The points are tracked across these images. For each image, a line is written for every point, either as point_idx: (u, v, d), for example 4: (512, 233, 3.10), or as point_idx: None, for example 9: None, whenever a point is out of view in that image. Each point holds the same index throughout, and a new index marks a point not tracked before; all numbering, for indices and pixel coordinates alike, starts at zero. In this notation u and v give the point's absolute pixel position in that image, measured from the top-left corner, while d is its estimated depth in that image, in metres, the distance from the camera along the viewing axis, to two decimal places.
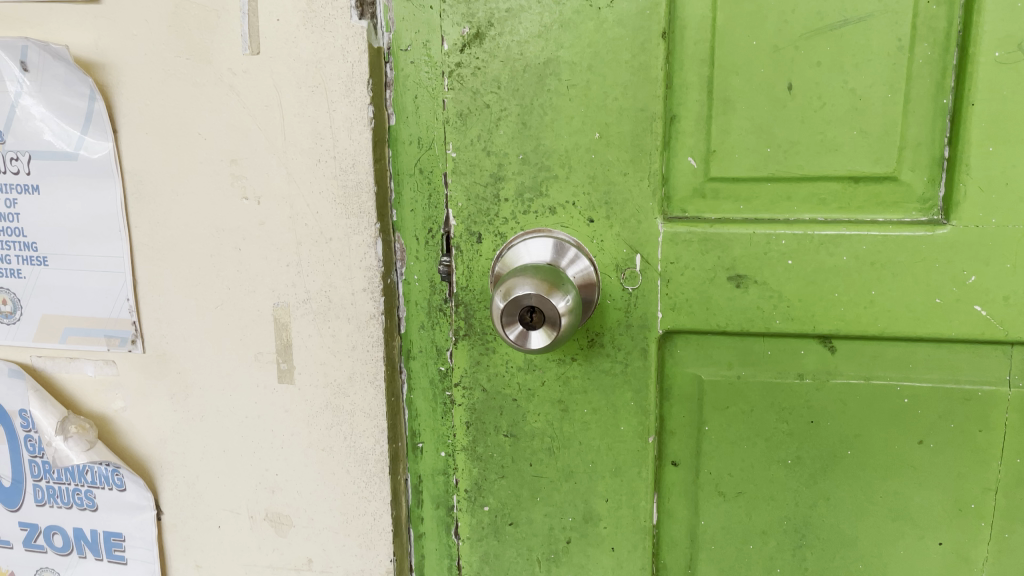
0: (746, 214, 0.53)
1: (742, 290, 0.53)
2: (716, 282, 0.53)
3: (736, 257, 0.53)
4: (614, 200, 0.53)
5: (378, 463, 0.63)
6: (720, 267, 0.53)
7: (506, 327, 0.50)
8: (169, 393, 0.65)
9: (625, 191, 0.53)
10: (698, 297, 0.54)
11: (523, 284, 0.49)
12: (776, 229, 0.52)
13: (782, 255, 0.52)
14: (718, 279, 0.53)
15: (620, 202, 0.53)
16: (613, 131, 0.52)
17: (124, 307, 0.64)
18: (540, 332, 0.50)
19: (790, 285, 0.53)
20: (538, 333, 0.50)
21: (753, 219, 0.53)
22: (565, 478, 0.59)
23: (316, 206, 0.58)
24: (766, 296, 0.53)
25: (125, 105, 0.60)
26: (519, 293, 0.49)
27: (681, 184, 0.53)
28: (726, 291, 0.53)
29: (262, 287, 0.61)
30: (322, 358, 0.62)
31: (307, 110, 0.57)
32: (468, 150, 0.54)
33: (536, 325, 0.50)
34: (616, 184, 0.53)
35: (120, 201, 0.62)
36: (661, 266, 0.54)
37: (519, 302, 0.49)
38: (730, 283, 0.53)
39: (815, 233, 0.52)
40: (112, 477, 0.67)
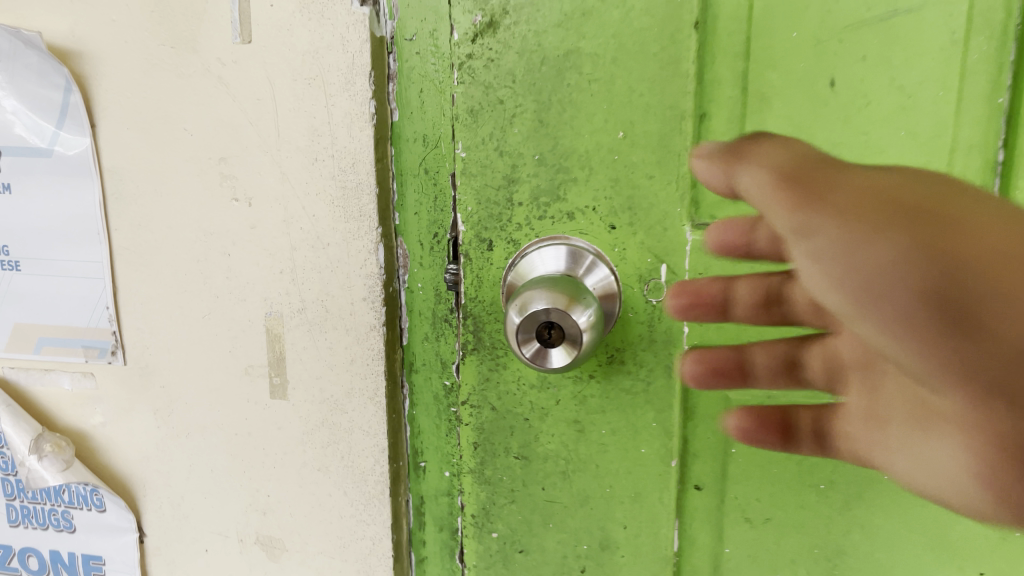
0: None
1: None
2: None
3: None
4: (639, 206, 0.49)
5: (378, 484, 0.58)
6: None
7: (522, 345, 0.46)
8: (152, 408, 0.60)
9: (651, 196, 0.49)
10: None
11: (539, 299, 0.45)
12: None
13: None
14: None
15: (644, 207, 0.49)
16: (639, 130, 0.47)
17: (103, 315, 0.59)
18: (560, 347, 0.46)
19: None
20: (559, 350, 0.46)
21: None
22: (581, 504, 0.55)
23: (312, 208, 0.54)
24: None
25: (105, 97, 0.55)
26: (535, 308, 0.45)
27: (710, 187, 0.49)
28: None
29: (253, 295, 0.57)
30: (318, 373, 0.57)
31: (303, 105, 0.52)
32: (480, 149, 0.50)
33: (556, 341, 0.46)
34: (640, 188, 0.49)
35: (99, 201, 0.57)
36: (688, 277, 0.49)
37: (536, 318, 0.45)
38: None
39: None
40: (91, 497, 0.63)
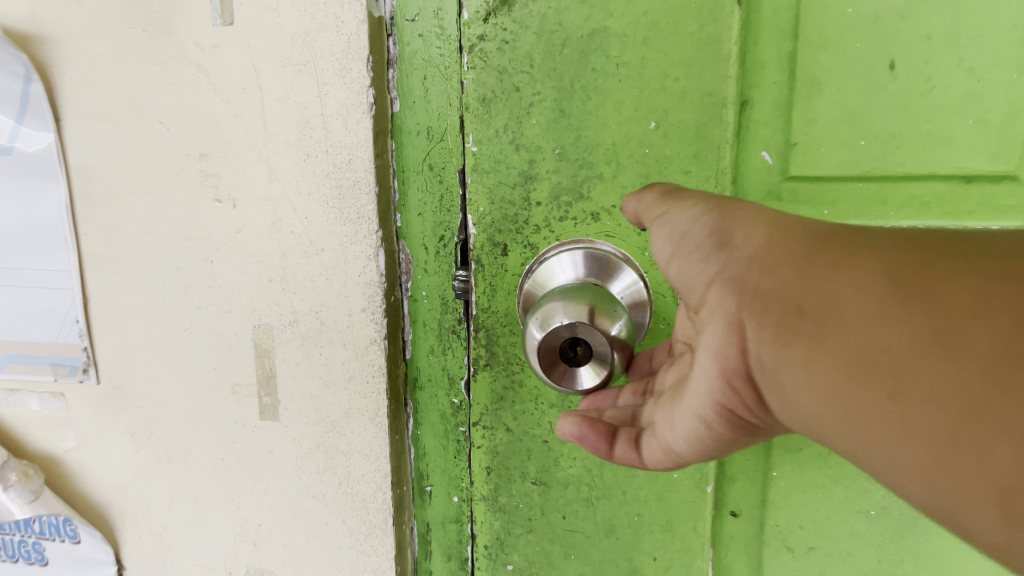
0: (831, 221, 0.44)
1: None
2: None
3: None
4: None
5: (380, 513, 0.53)
6: None
7: (545, 366, 0.41)
8: (130, 431, 0.55)
9: None
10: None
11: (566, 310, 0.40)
12: None
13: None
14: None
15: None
16: (674, 120, 0.42)
17: (73, 330, 0.53)
18: (589, 364, 0.41)
19: None
20: (589, 366, 0.41)
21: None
22: (606, 533, 0.49)
23: (304, 210, 0.48)
24: None
25: (70, 87, 0.49)
26: (558, 325, 0.40)
27: (752, 184, 0.44)
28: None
29: (239, 306, 0.51)
30: (312, 391, 0.52)
31: (292, 94, 0.46)
32: (494, 143, 0.45)
33: (584, 358, 0.41)
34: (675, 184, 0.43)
35: (65, 203, 0.51)
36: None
37: (560, 335, 0.40)
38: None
39: None
40: (63, 528, 0.57)
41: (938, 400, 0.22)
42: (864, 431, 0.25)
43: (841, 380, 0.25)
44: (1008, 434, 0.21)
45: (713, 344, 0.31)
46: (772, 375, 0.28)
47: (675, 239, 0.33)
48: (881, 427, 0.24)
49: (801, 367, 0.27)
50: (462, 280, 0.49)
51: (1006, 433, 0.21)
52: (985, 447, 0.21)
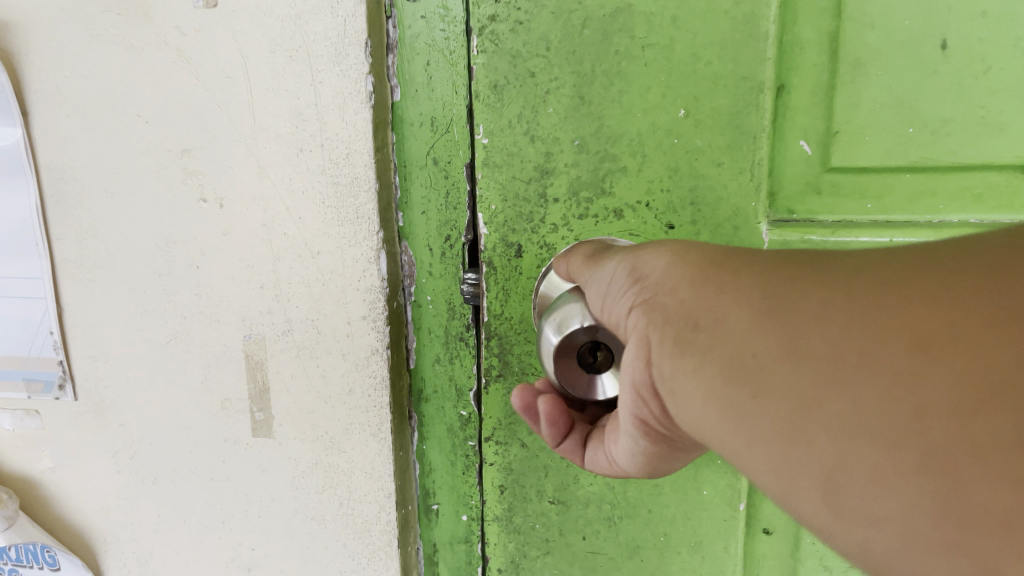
0: (875, 215, 0.40)
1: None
2: None
3: None
4: (703, 199, 0.40)
5: (383, 535, 0.49)
6: None
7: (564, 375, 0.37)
8: (111, 449, 0.51)
9: (719, 187, 0.40)
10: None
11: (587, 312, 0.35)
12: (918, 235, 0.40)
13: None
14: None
15: (710, 203, 0.40)
16: (705, 108, 0.38)
17: (47, 342, 0.49)
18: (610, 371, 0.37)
19: None
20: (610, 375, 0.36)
21: (883, 222, 0.40)
22: (629, 555, 0.46)
23: (298, 209, 0.44)
24: None
25: (37, 78, 0.45)
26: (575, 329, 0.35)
27: (788, 177, 0.41)
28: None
29: (227, 314, 0.47)
30: (309, 405, 0.48)
31: (283, 83, 0.42)
32: (507, 135, 0.41)
33: (604, 365, 0.36)
34: (706, 177, 0.40)
35: (36, 204, 0.47)
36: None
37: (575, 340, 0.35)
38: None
39: None
40: (42, 554, 0.53)
41: (804, 401, 0.19)
42: (741, 448, 0.21)
43: (714, 389, 0.22)
44: (886, 429, 0.18)
45: (626, 361, 0.27)
46: (676, 395, 0.24)
47: (608, 288, 0.30)
48: (756, 440, 0.21)
49: (683, 379, 0.23)
50: (469, 288, 0.46)
51: (874, 432, 0.18)
52: (848, 447, 0.18)
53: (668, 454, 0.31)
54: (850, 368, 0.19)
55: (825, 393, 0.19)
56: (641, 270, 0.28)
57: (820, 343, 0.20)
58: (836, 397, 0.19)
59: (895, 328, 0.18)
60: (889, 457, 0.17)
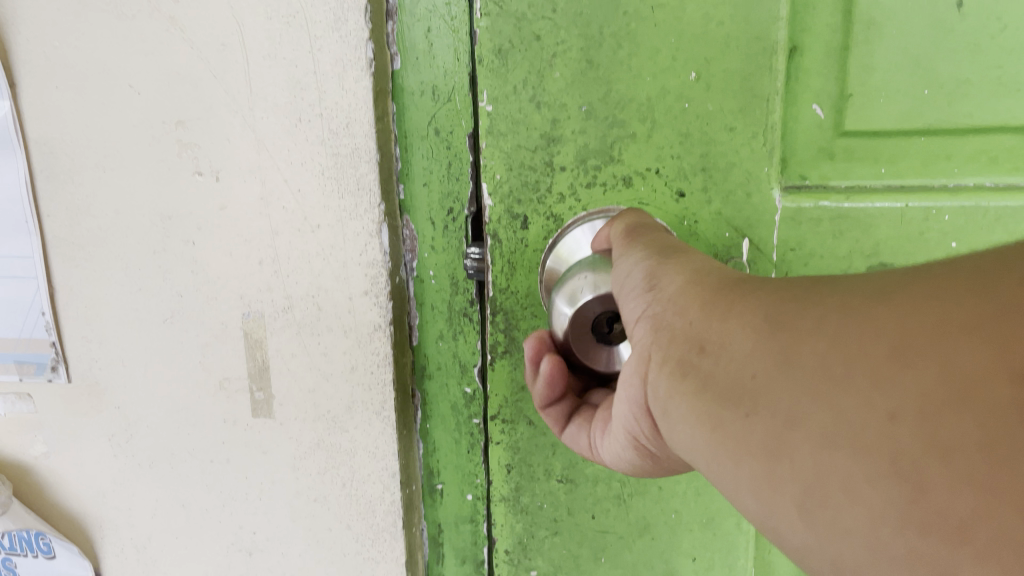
0: (889, 180, 0.39)
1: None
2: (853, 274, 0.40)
3: (881, 240, 0.39)
4: (714, 165, 0.39)
5: (387, 516, 0.48)
6: (859, 254, 0.40)
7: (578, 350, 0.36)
8: (106, 433, 0.49)
9: (730, 152, 0.39)
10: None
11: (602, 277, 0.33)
12: (934, 200, 0.38)
13: (943, 237, 0.39)
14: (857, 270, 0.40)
15: (721, 169, 0.39)
16: (716, 70, 0.38)
17: (39, 323, 0.48)
18: (626, 340, 0.36)
19: None
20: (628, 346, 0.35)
21: (897, 187, 0.39)
22: (639, 533, 0.45)
23: (297, 182, 0.43)
24: None
25: (25, 48, 0.43)
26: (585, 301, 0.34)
27: (800, 142, 0.39)
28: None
29: (225, 292, 0.46)
30: (310, 384, 0.47)
31: (280, 51, 0.41)
32: (511, 102, 0.40)
33: (619, 335, 0.36)
34: (717, 143, 0.39)
35: (25, 180, 0.45)
36: (776, 254, 0.40)
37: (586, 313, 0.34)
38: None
39: (989, 205, 0.38)
40: (36, 542, 0.52)
41: (787, 413, 0.19)
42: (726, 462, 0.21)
43: (706, 403, 0.21)
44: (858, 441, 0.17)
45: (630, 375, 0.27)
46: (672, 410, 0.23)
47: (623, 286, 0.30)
48: (740, 454, 0.20)
49: (678, 394, 0.23)
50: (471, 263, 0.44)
51: (848, 439, 0.17)
52: (823, 457, 0.18)
53: (661, 469, 0.32)
54: (832, 379, 0.18)
55: (807, 402, 0.18)
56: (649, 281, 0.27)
57: (809, 354, 0.19)
58: (814, 405, 0.18)
59: (876, 335, 0.18)
60: (858, 469, 0.17)
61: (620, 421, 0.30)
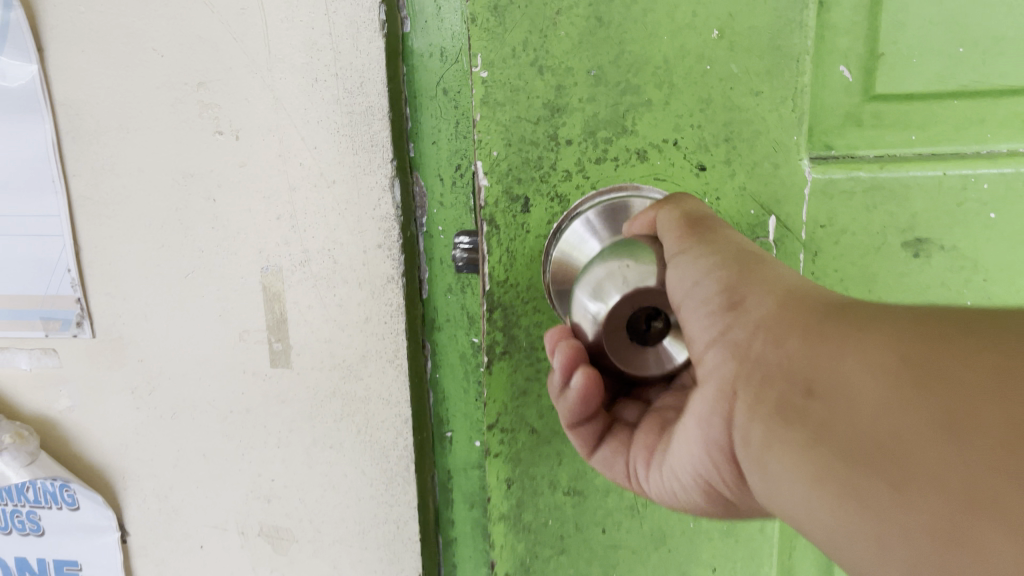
0: (921, 149, 0.32)
1: (922, 262, 0.32)
2: (884, 253, 0.32)
3: (916, 213, 0.31)
4: (739, 134, 0.31)
5: (401, 460, 0.51)
6: (892, 229, 0.31)
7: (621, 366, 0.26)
8: (129, 386, 0.52)
9: (757, 120, 0.31)
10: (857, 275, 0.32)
11: (620, 257, 0.26)
12: (976, 166, 0.31)
13: (982, 208, 0.31)
14: (889, 248, 0.32)
15: (749, 142, 0.31)
16: (742, 29, 0.29)
17: (65, 280, 0.50)
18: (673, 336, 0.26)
19: (991, 251, 0.32)
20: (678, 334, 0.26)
21: (930, 154, 0.32)
22: (655, 546, 0.35)
23: (314, 139, 0.46)
24: (955, 269, 0.32)
25: (52, 14, 0.45)
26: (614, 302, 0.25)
27: (826, 106, 0.32)
28: (899, 267, 0.32)
29: (245, 247, 0.48)
30: (327, 335, 0.49)
31: (297, 14, 0.43)
32: (509, 67, 0.31)
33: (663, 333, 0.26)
34: (742, 110, 0.30)
35: (52, 141, 0.47)
36: (805, 232, 0.32)
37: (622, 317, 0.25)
38: (907, 252, 0.32)
39: None
40: (61, 494, 0.54)
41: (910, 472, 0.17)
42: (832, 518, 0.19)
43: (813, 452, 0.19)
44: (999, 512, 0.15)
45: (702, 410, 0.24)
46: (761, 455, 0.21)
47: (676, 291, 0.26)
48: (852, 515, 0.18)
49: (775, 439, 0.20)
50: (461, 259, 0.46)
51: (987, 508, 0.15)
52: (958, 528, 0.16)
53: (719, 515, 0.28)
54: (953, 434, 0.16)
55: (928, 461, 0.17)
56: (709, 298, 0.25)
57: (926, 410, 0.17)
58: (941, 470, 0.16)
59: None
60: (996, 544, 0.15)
61: (684, 461, 0.26)
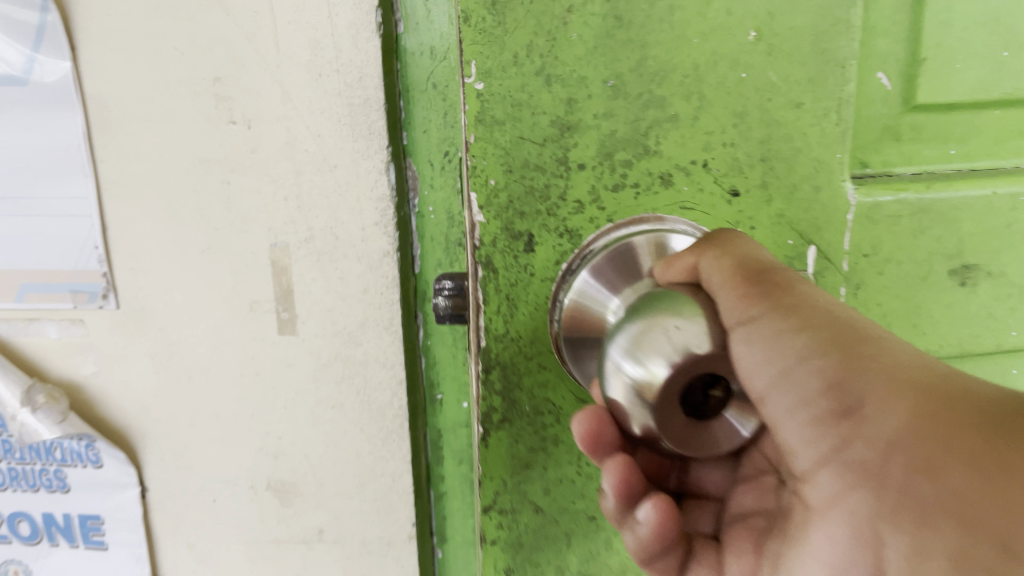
0: (955, 163, 0.38)
1: (968, 289, 0.37)
2: (930, 280, 0.36)
3: (964, 235, 0.36)
4: (769, 150, 0.33)
5: (396, 418, 0.57)
6: (941, 254, 0.36)
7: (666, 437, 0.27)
8: (150, 352, 0.57)
9: (792, 133, 0.33)
10: (900, 304, 0.36)
11: (662, 313, 0.26)
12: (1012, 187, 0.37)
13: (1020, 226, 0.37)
14: (936, 273, 0.36)
15: (788, 157, 0.33)
16: (780, 29, 0.31)
17: (93, 256, 0.55)
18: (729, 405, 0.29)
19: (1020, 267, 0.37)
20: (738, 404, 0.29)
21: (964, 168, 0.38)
22: None
23: (317, 128, 0.51)
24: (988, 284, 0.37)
25: (82, 16, 0.50)
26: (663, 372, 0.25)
27: (871, 122, 0.37)
28: (947, 294, 0.37)
29: (256, 226, 0.54)
30: (329, 305, 0.55)
31: (303, 16, 0.49)
32: (512, 77, 0.31)
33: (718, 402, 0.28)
34: (781, 123, 0.33)
35: (83, 130, 0.53)
36: (849, 262, 0.35)
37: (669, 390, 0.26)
38: (954, 280, 0.37)
39: None
40: (86, 453, 0.59)
41: None
42: None
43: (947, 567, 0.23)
44: None
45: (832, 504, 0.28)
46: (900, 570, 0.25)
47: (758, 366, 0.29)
48: None
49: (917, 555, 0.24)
50: (446, 304, 0.44)
51: None
52: None
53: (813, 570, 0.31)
54: None
55: None
56: (808, 387, 0.28)
57: None
58: None
59: None
60: None
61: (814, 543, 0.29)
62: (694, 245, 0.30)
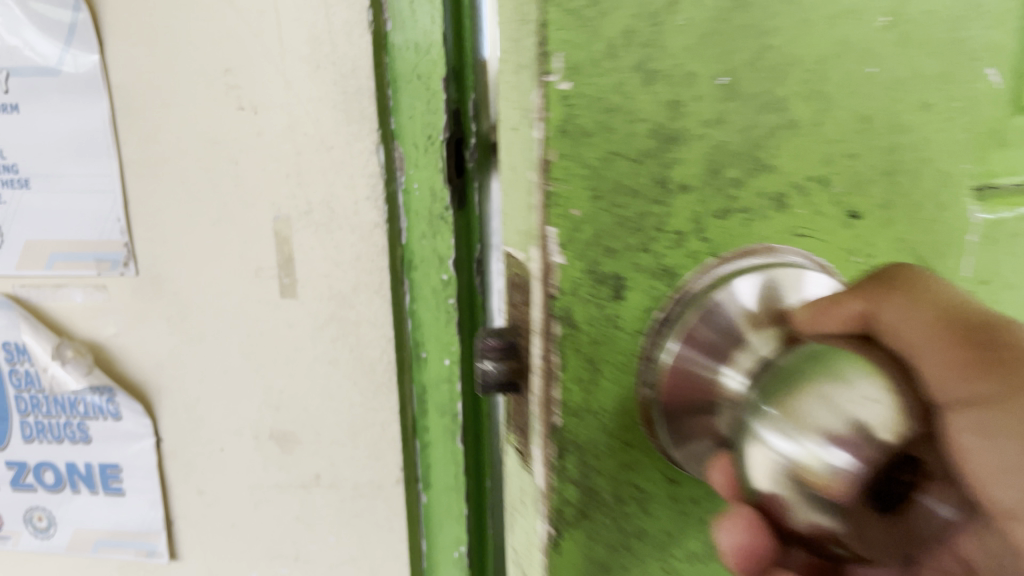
0: None
1: None
2: None
3: None
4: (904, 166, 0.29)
5: (385, 372, 0.64)
6: None
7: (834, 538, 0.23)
8: (165, 314, 0.64)
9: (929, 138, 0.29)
10: None
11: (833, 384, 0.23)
12: None
13: None
14: None
15: (909, 171, 0.29)
16: (915, 11, 0.28)
17: (115, 227, 0.62)
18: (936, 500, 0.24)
19: None
20: None
21: None
22: None
23: (316, 113, 0.58)
24: None
25: (110, 14, 0.58)
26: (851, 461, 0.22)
27: None
28: None
29: (261, 201, 0.61)
30: (326, 271, 0.62)
31: (304, 15, 0.56)
32: (605, 74, 0.27)
33: None
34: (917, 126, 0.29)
35: (107, 115, 0.60)
36: None
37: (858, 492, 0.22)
38: None
39: None
40: (107, 407, 0.66)
41: None
42: None
43: None
44: None
45: None
46: None
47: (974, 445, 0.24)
48: None
49: None
50: (496, 369, 0.37)
51: None
52: None
53: None
54: None
55: None
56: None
57: None
58: None
59: None
60: None
61: None
62: (855, 292, 0.27)
